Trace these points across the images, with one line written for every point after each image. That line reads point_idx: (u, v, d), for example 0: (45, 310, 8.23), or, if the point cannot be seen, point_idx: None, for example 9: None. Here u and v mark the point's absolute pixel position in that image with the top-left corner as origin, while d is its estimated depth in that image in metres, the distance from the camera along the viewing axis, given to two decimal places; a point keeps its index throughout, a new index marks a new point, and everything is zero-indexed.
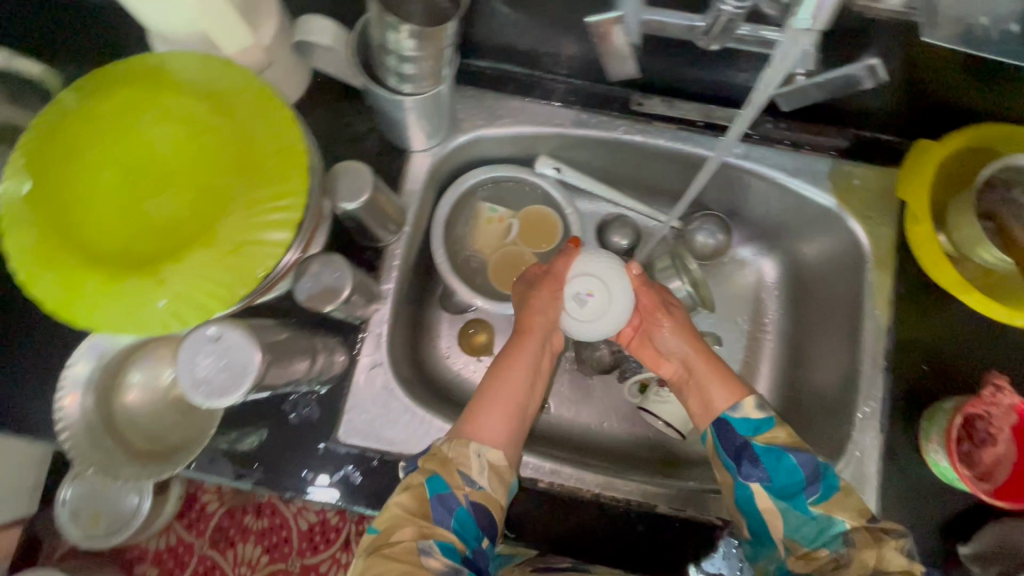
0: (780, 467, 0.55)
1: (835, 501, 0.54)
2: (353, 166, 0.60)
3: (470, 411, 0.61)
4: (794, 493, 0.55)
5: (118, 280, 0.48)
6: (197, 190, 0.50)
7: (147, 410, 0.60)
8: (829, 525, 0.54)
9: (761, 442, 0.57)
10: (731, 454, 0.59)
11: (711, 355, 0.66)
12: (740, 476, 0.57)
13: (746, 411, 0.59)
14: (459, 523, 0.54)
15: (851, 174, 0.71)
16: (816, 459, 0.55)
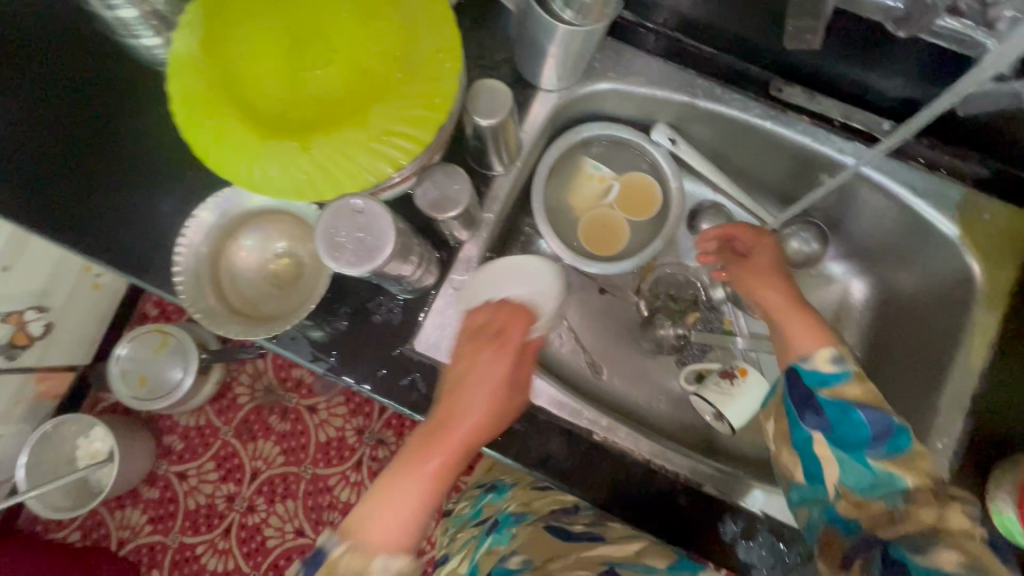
0: (845, 420, 0.56)
1: (900, 461, 0.54)
2: (494, 86, 0.60)
3: (367, 510, 0.54)
4: (858, 445, 0.55)
5: (268, 141, 0.51)
6: (357, 71, 0.52)
7: (252, 274, 0.64)
8: (889, 480, 0.54)
9: (827, 395, 0.57)
10: (799, 402, 0.58)
11: (802, 305, 0.65)
12: (803, 423, 0.57)
13: (817, 363, 0.59)
14: None
15: (983, 209, 0.68)
16: (888, 419, 0.55)
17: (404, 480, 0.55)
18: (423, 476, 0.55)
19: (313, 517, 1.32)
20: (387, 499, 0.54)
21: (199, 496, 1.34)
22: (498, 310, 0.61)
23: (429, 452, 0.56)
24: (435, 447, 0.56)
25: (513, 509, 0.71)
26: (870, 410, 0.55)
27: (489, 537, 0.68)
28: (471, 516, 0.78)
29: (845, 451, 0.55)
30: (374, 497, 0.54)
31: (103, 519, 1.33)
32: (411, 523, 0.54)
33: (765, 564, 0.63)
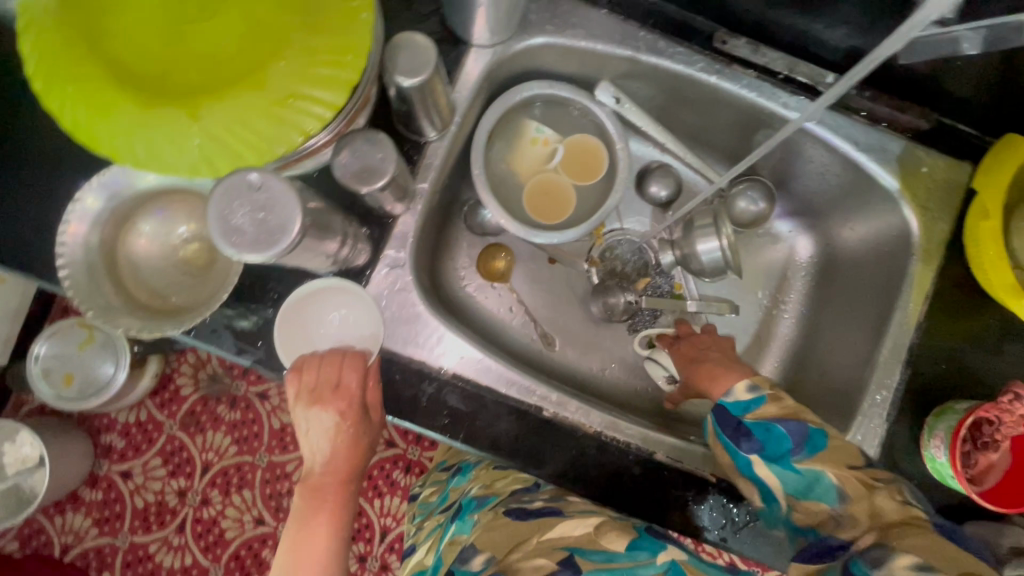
0: (771, 437, 0.57)
1: (824, 457, 0.55)
2: (414, 41, 0.54)
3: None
4: (783, 454, 0.56)
5: (146, 107, 0.43)
6: (248, 25, 0.45)
7: (154, 264, 0.57)
8: (818, 479, 0.55)
9: (751, 420, 0.59)
10: (730, 433, 0.59)
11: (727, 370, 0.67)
12: (739, 451, 0.58)
13: (737, 395, 0.61)
14: None
15: (921, 161, 0.68)
16: (803, 425, 0.57)
17: (297, 547, 0.54)
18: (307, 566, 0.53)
19: (272, 505, 1.27)
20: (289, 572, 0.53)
21: (147, 494, 1.26)
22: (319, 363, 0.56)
23: (311, 512, 0.55)
24: (316, 500, 0.55)
25: (474, 493, 0.72)
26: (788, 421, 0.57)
27: (453, 526, 0.68)
28: (436, 502, 0.79)
29: (778, 466, 0.56)
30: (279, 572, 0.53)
31: (43, 526, 1.25)
32: None
33: (714, 526, 0.63)
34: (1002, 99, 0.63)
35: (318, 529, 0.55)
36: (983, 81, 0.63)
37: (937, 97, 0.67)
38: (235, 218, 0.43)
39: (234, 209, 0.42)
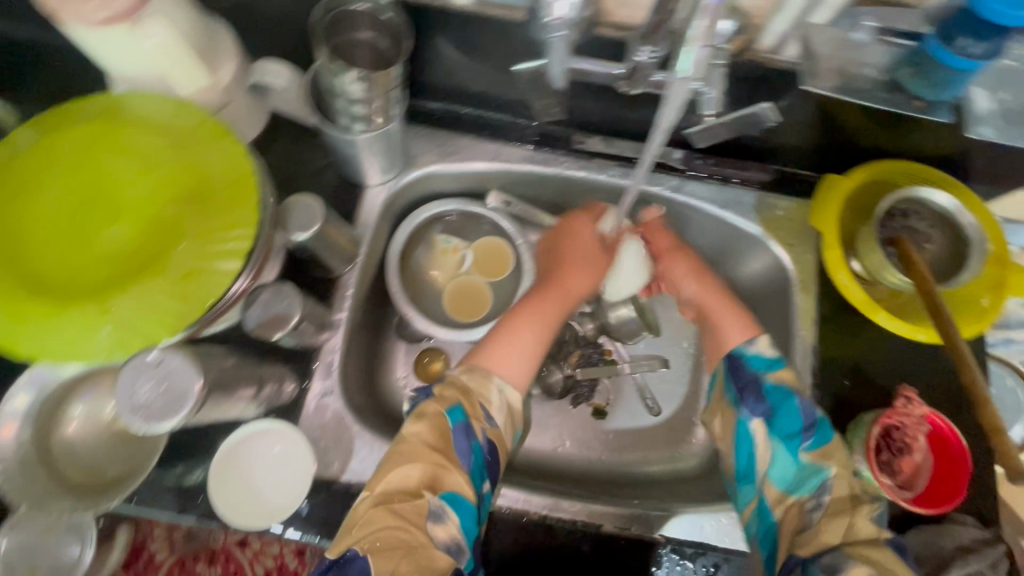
0: (785, 408, 0.60)
1: (826, 451, 0.58)
2: (306, 200, 0.63)
3: (493, 348, 0.67)
4: (790, 435, 0.59)
5: (62, 310, 0.49)
6: (149, 223, 0.53)
7: (88, 443, 0.60)
8: (816, 470, 0.57)
9: (769, 381, 0.62)
10: (739, 387, 0.64)
11: (725, 297, 0.73)
12: (745, 409, 0.62)
13: (760, 348, 0.65)
14: (473, 460, 0.57)
15: (775, 206, 0.77)
16: (816, 412, 0.60)
17: (516, 326, 0.69)
18: (528, 313, 0.71)
19: None
20: (509, 340, 0.68)
21: None
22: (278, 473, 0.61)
23: (538, 306, 0.72)
24: (545, 295, 0.74)
25: None
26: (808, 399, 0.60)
27: None
28: None
29: (780, 439, 0.59)
30: (497, 336, 0.68)
31: None
32: (526, 355, 0.67)
33: None
34: (823, 144, 0.72)
35: (540, 311, 0.72)
36: (808, 137, 0.72)
37: (768, 155, 0.76)
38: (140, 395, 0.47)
39: (138, 387, 0.47)
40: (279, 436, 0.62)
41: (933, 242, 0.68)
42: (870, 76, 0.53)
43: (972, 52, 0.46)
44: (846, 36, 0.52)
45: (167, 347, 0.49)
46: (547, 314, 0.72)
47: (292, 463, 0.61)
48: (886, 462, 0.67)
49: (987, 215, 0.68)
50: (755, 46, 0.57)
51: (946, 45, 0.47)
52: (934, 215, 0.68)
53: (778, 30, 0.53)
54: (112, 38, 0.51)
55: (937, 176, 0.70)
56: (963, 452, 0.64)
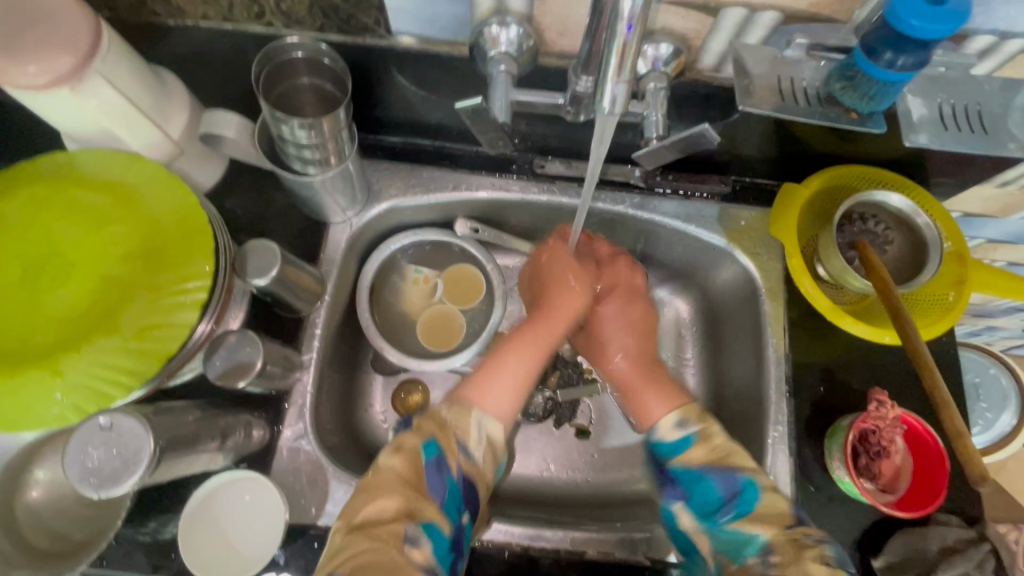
0: (699, 488, 0.57)
1: (753, 517, 0.55)
2: (264, 244, 0.62)
3: (479, 378, 0.61)
4: (713, 513, 0.56)
5: (12, 376, 0.49)
6: (100, 280, 0.52)
7: (53, 507, 0.59)
8: (749, 539, 0.54)
9: (677, 465, 0.58)
10: (659, 474, 0.60)
11: (652, 372, 0.68)
12: (666, 495, 0.59)
13: (663, 432, 0.60)
14: (448, 495, 0.53)
15: (738, 216, 0.77)
16: (734, 479, 0.56)
17: (504, 354, 0.64)
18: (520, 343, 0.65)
19: None
20: (497, 369, 0.62)
21: None
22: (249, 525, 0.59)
23: (526, 335, 0.67)
24: (533, 322, 0.68)
25: None
26: (716, 474, 0.56)
27: None
28: None
29: (705, 520, 0.57)
30: (484, 366, 0.63)
31: None
32: (510, 387, 0.61)
33: None
34: (777, 156, 0.73)
35: (529, 339, 0.66)
36: (763, 148, 0.71)
37: (725, 167, 0.77)
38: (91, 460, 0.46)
39: (88, 452, 0.46)
40: (246, 486, 0.60)
41: (892, 244, 0.69)
42: (809, 92, 0.54)
43: (898, 65, 0.48)
44: (780, 54, 0.54)
45: (117, 409, 0.48)
46: (535, 343, 0.66)
47: (261, 514, 0.59)
48: (867, 467, 0.65)
49: (941, 213, 0.70)
50: (697, 65, 0.58)
51: (873, 59, 0.49)
52: (890, 217, 0.69)
53: (716, 50, 0.56)
54: (55, 100, 0.52)
55: (891, 177, 0.71)
56: (941, 452, 0.63)
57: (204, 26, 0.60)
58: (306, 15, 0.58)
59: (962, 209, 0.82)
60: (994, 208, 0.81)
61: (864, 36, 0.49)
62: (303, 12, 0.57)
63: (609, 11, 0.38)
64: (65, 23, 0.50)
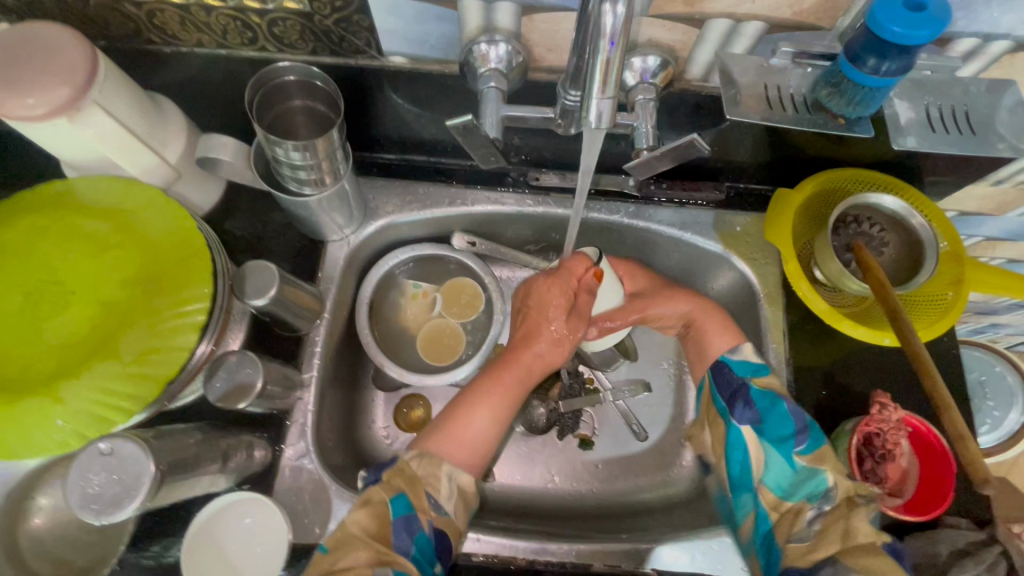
0: (773, 411, 0.60)
1: (821, 456, 0.57)
2: (262, 264, 0.63)
3: (447, 431, 0.62)
4: (784, 438, 0.58)
5: (12, 405, 0.49)
6: (100, 307, 0.53)
7: (56, 533, 0.59)
8: (811, 477, 0.56)
9: (753, 387, 0.62)
10: (729, 395, 0.64)
11: (712, 310, 0.73)
12: (734, 416, 0.62)
13: (745, 355, 0.65)
14: (419, 549, 0.54)
15: (734, 222, 0.78)
16: (808, 414, 0.59)
17: (472, 405, 0.64)
18: (492, 389, 0.66)
19: None
20: (465, 421, 0.63)
21: None
22: (251, 548, 0.58)
23: (498, 379, 0.67)
24: (503, 369, 0.68)
25: None
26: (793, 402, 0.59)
27: None
28: None
29: (771, 443, 0.59)
30: (451, 417, 0.63)
31: None
32: (480, 439, 0.63)
33: None
34: (769, 161, 0.73)
35: (498, 388, 0.67)
36: (756, 155, 0.72)
37: (718, 174, 0.77)
38: (93, 484, 0.46)
39: (90, 478, 0.46)
40: (249, 508, 0.59)
41: (889, 245, 0.69)
42: (797, 99, 0.55)
43: (883, 70, 0.49)
44: (766, 62, 0.55)
45: (117, 434, 0.48)
46: (504, 391, 0.67)
47: (264, 535, 0.59)
48: (873, 471, 0.64)
49: (937, 213, 0.70)
50: (686, 76, 0.59)
51: (857, 65, 0.50)
52: (885, 219, 0.69)
53: (704, 60, 0.56)
54: (52, 130, 0.53)
55: (886, 178, 0.71)
56: (943, 450, 0.63)
57: (199, 52, 0.61)
58: (298, 39, 0.59)
59: (958, 208, 0.82)
60: (990, 206, 0.81)
61: (848, 44, 0.50)
62: (295, 37, 0.58)
63: (592, 27, 0.39)
64: (63, 55, 0.51)
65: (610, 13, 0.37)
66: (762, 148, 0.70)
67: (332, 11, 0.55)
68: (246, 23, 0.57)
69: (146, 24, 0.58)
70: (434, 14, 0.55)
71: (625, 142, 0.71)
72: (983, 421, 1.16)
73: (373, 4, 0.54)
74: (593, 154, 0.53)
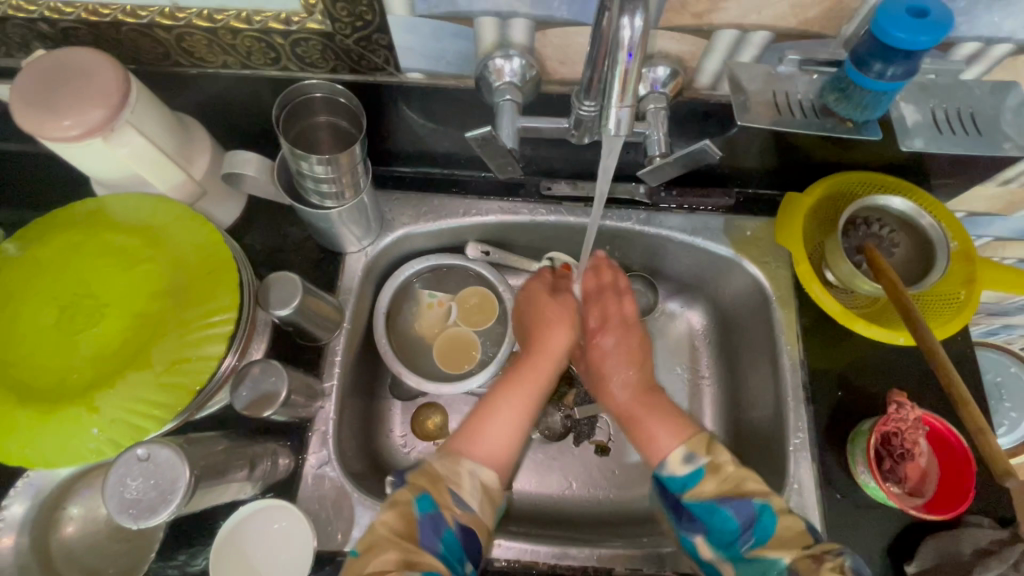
0: (715, 520, 0.56)
1: (772, 544, 0.53)
2: (285, 275, 0.65)
3: (470, 429, 0.62)
4: (733, 544, 0.55)
5: (52, 414, 0.51)
6: (132, 319, 0.54)
7: (87, 541, 0.60)
8: (772, 567, 0.53)
9: (690, 499, 0.57)
10: (673, 509, 0.59)
11: (657, 401, 0.67)
12: (683, 529, 0.58)
13: (673, 468, 0.59)
14: (447, 547, 0.53)
15: (744, 227, 0.79)
16: (747, 506, 0.55)
17: (495, 403, 0.65)
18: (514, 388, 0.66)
19: None
20: (486, 420, 0.63)
21: None
22: (276, 554, 0.59)
23: (518, 378, 0.68)
24: (529, 365, 0.69)
25: None
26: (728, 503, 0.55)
27: None
28: None
29: (727, 551, 0.55)
30: (476, 416, 0.64)
31: None
32: (503, 435, 0.62)
33: None
34: (777, 166, 0.75)
35: (518, 387, 0.67)
36: (764, 161, 0.73)
37: (727, 180, 0.79)
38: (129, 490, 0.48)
39: (127, 483, 0.48)
40: (274, 515, 0.60)
41: (899, 246, 0.70)
42: (804, 104, 0.56)
43: (888, 75, 0.50)
44: (773, 70, 0.56)
45: (153, 440, 0.50)
46: (525, 387, 0.67)
47: (288, 542, 0.59)
48: (891, 470, 0.65)
49: (945, 214, 0.70)
50: (694, 85, 0.61)
51: (863, 70, 0.51)
52: (895, 219, 0.70)
53: (712, 69, 0.58)
54: (87, 150, 0.55)
55: (893, 180, 0.72)
56: (966, 453, 0.62)
57: (224, 73, 0.64)
58: (320, 58, 0.61)
59: (966, 209, 0.83)
60: (998, 206, 0.81)
61: (854, 50, 0.52)
62: (316, 56, 0.61)
63: (609, 40, 0.41)
64: (99, 79, 0.53)
65: (628, 26, 0.39)
66: (770, 154, 0.71)
67: (353, 31, 0.57)
68: (271, 44, 0.59)
69: (174, 48, 0.61)
70: (450, 32, 0.57)
71: (635, 150, 0.73)
72: (1001, 421, 1.15)
73: (393, 24, 0.56)
74: (607, 163, 0.54)
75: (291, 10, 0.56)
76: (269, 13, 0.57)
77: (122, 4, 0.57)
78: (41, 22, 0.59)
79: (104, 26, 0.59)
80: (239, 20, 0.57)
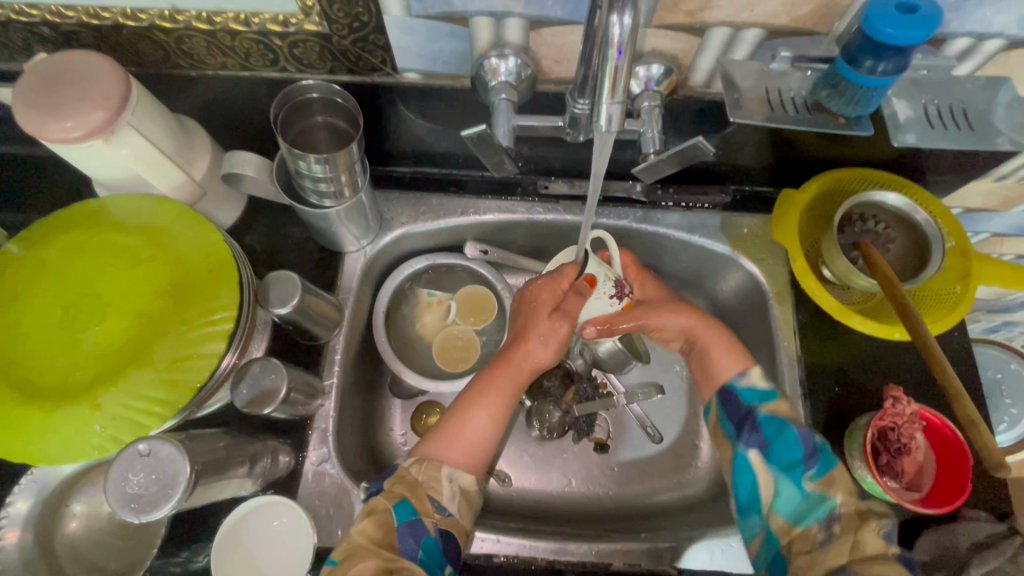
0: (781, 438, 0.60)
1: (831, 478, 0.57)
2: (285, 274, 0.65)
3: (446, 434, 0.64)
4: (792, 464, 0.58)
5: (56, 412, 0.51)
6: (134, 317, 0.55)
7: (91, 538, 0.61)
8: (820, 500, 0.56)
9: (763, 412, 0.62)
10: (738, 422, 0.64)
11: (715, 327, 0.72)
12: (742, 442, 0.62)
13: (752, 381, 0.65)
14: (427, 551, 0.55)
15: (741, 224, 0.79)
16: (814, 436, 0.59)
17: (469, 409, 0.66)
18: (488, 392, 0.67)
19: None
20: (462, 427, 0.64)
21: None
22: (276, 552, 0.59)
23: (492, 381, 0.68)
24: (501, 371, 0.68)
25: None
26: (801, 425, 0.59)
27: None
28: None
29: (780, 468, 0.59)
30: (450, 419, 0.65)
31: None
32: (477, 440, 0.64)
33: None
34: (772, 163, 0.75)
35: (493, 391, 0.67)
36: (759, 158, 0.74)
37: (723, 178, 0.79)
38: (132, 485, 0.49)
39: (130, 478, 0.48)
40: (275, 513, 0.61)
41: (895, 241, 0.70)
42: (797, 101, 0.57)
43: (879, 70, 0.51)
44: (766, 67, 0.57)
45: (154, 436, 0.50)
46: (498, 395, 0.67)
47: (288, 541, 0.60)
48: (889, 465, 0.65)
49: (941, 210, 0.71)
50: (688, 83, 0.61)
51: (854, 66, 0.52)
52: (890, 215, 0.70)
53: (706, 67, 0.59)
54: (88, 151, 0.56)
55: (889, 177, 0.72)
56: (960, 445, 0.63)
57: (223, 75, 0.64)
58: (317, 59, 0.62)
59: (963, 205, 0.83)
60: (994, 202, 0.82)
61: (845, 46, 0.52)
62: (314, 57, 0.61)
63: (600, 38, 0.41)
64: (100, 81, 0.54)
65: (617, 24, 0.39)
66: (765, 151, 0.72)
67: (349, 32, 0.58)
68: (269, 45, 0.60)
69: (174, 50, 0.62)
70: (446, 32, 0.58)
71: (631, 148, 0.73)
72: (1001, 418, 1.15)
73: (389, 25, 0.57)
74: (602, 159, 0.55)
75: (287, 11, 0.57)
76: (266, 15, 0.57)
77: (123, 7, 0.58)
78: (43, 26, 0.60)
79: (105, 29, 0.60)
80: (237, 22, 0.58)
